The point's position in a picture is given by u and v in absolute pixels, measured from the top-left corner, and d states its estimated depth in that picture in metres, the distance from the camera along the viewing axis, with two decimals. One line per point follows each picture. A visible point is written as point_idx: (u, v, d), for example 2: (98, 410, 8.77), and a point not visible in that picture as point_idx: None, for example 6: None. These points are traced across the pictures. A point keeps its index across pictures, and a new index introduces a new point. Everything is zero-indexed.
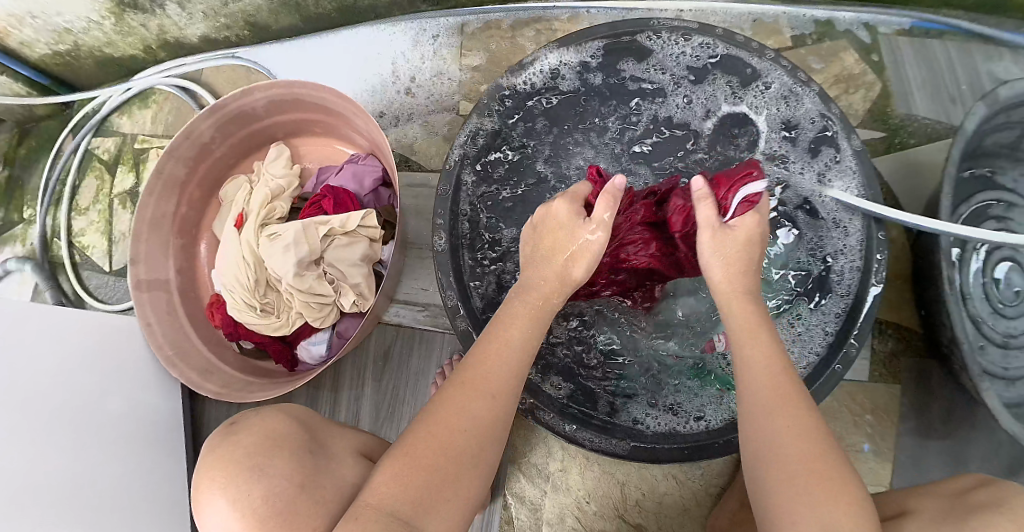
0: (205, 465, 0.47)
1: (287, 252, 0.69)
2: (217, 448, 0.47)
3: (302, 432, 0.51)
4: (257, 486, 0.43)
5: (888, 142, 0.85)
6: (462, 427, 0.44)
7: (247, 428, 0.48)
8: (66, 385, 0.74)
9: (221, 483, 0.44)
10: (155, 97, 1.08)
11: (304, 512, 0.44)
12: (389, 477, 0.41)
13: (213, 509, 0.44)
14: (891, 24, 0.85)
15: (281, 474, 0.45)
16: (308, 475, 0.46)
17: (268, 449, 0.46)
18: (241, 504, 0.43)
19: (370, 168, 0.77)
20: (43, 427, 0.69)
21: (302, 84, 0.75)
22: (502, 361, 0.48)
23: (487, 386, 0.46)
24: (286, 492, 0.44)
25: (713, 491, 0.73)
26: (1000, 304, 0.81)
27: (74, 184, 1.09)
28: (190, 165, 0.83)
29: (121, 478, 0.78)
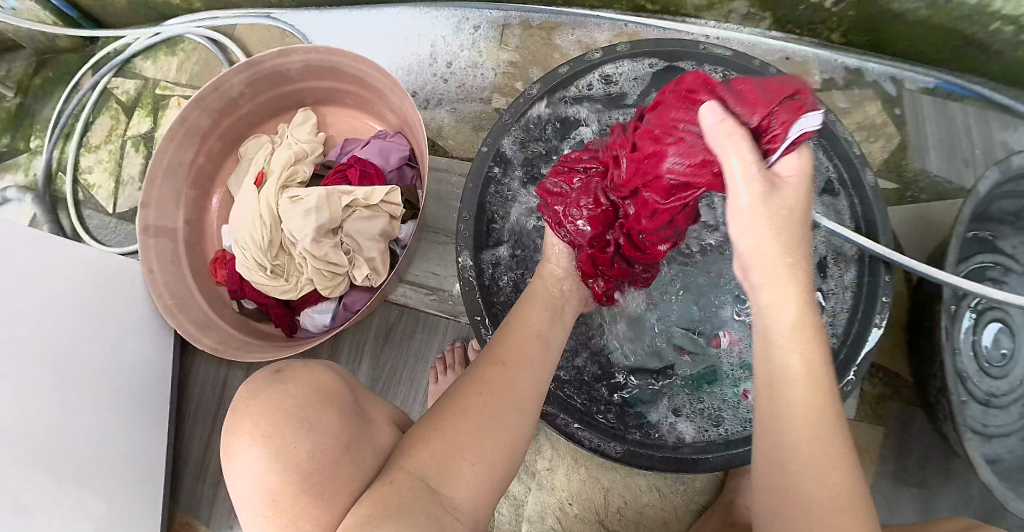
0: (239, 409, 0.42)
1: (307, 217, 0.69)
2: (257, 392, 0.43)
3: (347, 389, 0.48)
4: (304, 443, 0.40)
5: (900, 194, 0.87)
6: (478, 390, 0.46)
7: (295, 378, 0.44)
8: (59, 321, 0.72)
9: (263, 434, 0.40)
10: (183, 46, 1.06)
11: (344, 476, 0.41)
12: (417, 446, 0.42)
13: (245, 457, 0.40)
14: (917, 81, 0.87)
15: (329, 433, 0.41)
16: (351, 436, 0.43)
17: (318, 403, 0.42)
18: (281, 459, 0.39)
19: (398, 146, 0.77)
20: (31, 360, 0.68)
21: (342, 53, 0.75)
22: (516, 342, 0.52)
23: (498, 359, 0.50)
24: (331, 452, 0.41)
25: (694, 507, 0.74)
26: (987, 364, 0.83)
27: (88, 121, 1.07)
28: (214, 118, 0.82)
29: (100, 423, 0.77)
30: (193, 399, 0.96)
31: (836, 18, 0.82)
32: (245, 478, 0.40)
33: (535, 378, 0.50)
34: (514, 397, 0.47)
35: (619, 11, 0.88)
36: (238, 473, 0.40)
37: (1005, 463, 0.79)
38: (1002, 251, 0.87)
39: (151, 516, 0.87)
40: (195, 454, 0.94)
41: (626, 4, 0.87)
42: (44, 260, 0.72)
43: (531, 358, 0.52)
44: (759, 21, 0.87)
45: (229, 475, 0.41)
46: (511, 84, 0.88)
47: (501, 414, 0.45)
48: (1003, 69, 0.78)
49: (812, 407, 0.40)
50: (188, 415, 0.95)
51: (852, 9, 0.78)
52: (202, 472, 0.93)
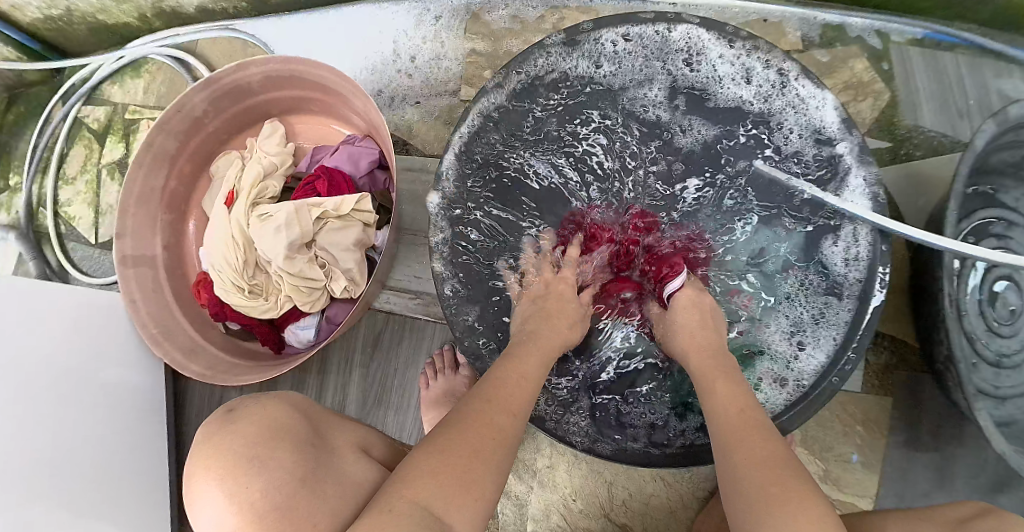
0: (197, 451, 0.41)
1: (278, 233, 0.67)
2: (213, 432, 0.42)
3: (303, 421, 0.47)
4: (258, 479, 0.39)
5: (894, 153, 0.84)
6: (490, 433, 0.46)
7: (249, 415, 0.43)
8: (48, 359, 0.72)
9: (220, 473, 0.39)
10: (148, 67, 1.05)
11: (305, 510, 0.40)
12: (422, 472, 0.41)
13: (204, 500, 0.39)
14: (903, 33, 0.83)
15: (282, 467, 0.41)
16: (308, 468, 0.43)
17: (270, 439, 0.42)
18: (238, 499, 0.38)
19: (367, 150, 0.75)
20: (25, 401, 0.67)
21: (299, 60, 0.73)
22: (512, 380, 0.53)
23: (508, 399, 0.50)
24: (285, 487, 0.40)
25: (700, 495, 0.72)
26: (995, 324, 0.80)
27: (62, 152, 1.06)
28: (181, 139, 0.81)
29: (102, 457, 0.77)
30: (192, 422, 0.95)
31: None
32: (210, 519, 0.39)
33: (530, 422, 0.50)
34: (511, 440, 0.47)
35: None
36: (201, 514, 0.39)
37: (1019, 425, 0.77)
38: (1006, 205, 0.84)
39: None
40: None
41: None
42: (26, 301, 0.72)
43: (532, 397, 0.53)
44: None
45: (193, 519, 0.40)
46: (480, 75, 0.86)
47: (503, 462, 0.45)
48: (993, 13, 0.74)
49: (741, 411, 0.49)
50: (189, 439, 0.95)
51: None
52: None
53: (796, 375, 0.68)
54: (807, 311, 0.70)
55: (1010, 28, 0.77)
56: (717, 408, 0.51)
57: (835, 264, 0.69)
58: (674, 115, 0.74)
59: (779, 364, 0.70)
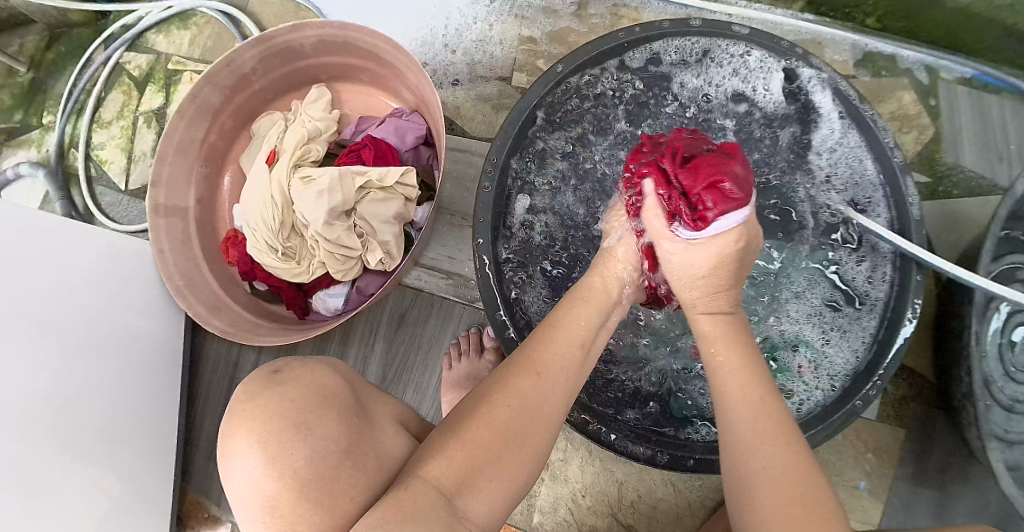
0: (236, 411, 0.41)
1: (319, 197, 0.67)
2: (257, 392, 0.41)
3: (349, 390, 0.46)
4: (304, 447, 0.38)
5: (931, 188, 0.83)
6: (507, 403, 0.44)
7: (295, 378, 0.42)
8: (73, 300, 0.72)
9: (261, 436, 0.39)
10: (196, 20, 1.04)
11: (346, 480, 0.40)
12: (438, 451, 0.40)
13: (244, 458, 0.39)
14: (952, 71, 0.84)
15: (327, 437, 0.40)
16: (352, 439, 0.42)
17: (316, 406, 0.41)
18: (279, 465, 0.38)
19: (414, 125, 0.75)
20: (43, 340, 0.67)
21: (356, 27, 0.73)
22: (546, 348, 0.49)
23: (534, 365, 0.47)
24: (331, 457, 0.39)
25: (709, 504, 0.72)
26: (1012, 369, 0.78)
27: (100, 96, 1.05)
28: (226, 94, 0.80)
29: (112, 403, 0.77)
30: (204, 379, 0.95)
31: None
32: (247, 479, 0.39)
33: (562, 391, 0.48)
34: (544, 415, 0.45)
35: None
36: (239, 473, 0.39)
37: None
38: None
39: (162, 494, 0.87)
40: (207, 433, 0.94)
41: None
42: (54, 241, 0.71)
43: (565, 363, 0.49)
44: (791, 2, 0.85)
45: (228, 475, 0.40)
46: (532, 63, 0.85)
47: (528, 434, 0.43)
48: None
49: (755, 398, 0.46)
50: (200, 395, 0.95)
51: None
52: (213, 453, 0.93)
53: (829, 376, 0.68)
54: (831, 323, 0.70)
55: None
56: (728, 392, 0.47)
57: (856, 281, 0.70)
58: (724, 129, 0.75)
59: (815, 353, 0.70)
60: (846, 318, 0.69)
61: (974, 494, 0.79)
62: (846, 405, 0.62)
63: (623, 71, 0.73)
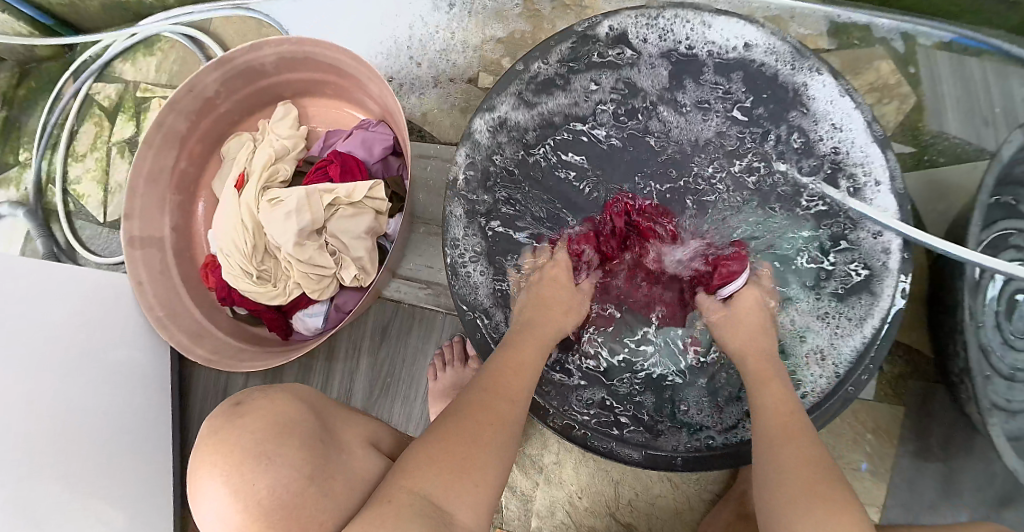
0: (199, 442, 0.39)
1: (287, 218, 0.66)
2: (217, 426, 0.39)
3: (314, 416, 0.45)
4: (265, 478, 0.37)
5: (916, 158, 0.82)
6: (490, 422, 0.44)
7: (254, 410, 0.41)
8: (61, 338, 0.71)
9: (223, 471, 0.37)
10: (161, 45, 1.03)
11: (313, 508, 0.39)
12: (421, 463, 0.40)
13: (208, 493, 0.37)
14: (930, 36, 0.80)
15: (290, 465, 0.39)
16: (315, 466, 0.41)
17: (277, 436, 0.39)
18: (242, 498, 0.37)
19: (381, 136, 0.74)
20: (31, 382, 0.66)
21: (314, 42, 0.71)
22: (514, 371, 0.51)
23: (510, 389, 0.49)
24: (294, 485, 0.38)
25: (707, 496, 0.71)
26: (1011, 337, 0.77)
27: (72, 129, 1.05)
28: (191, 120, 0.79)
29: (110, 438, 0.77)
30: (197, 405, 0.95)
31: None
32: (213, 514, 0.37)
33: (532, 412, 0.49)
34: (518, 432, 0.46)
35: None
36: (205, 506, 0.37)
37: None
38: None
39: (165, 524, 0.87)
40: None
41: None
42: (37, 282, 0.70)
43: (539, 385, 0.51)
44: None
45: (197, 511, 0.38)
46: (498, 63, 0.84)
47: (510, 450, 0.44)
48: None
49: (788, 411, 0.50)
50: (194, 421, 0.95)
51: None
52: None
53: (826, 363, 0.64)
54: (823, 300, 0.67)
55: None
56: (764, 406, 0.51)
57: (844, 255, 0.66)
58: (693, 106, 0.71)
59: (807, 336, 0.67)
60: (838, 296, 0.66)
61: (977, 468, 0.77)
62: (838, 391, 0.61)
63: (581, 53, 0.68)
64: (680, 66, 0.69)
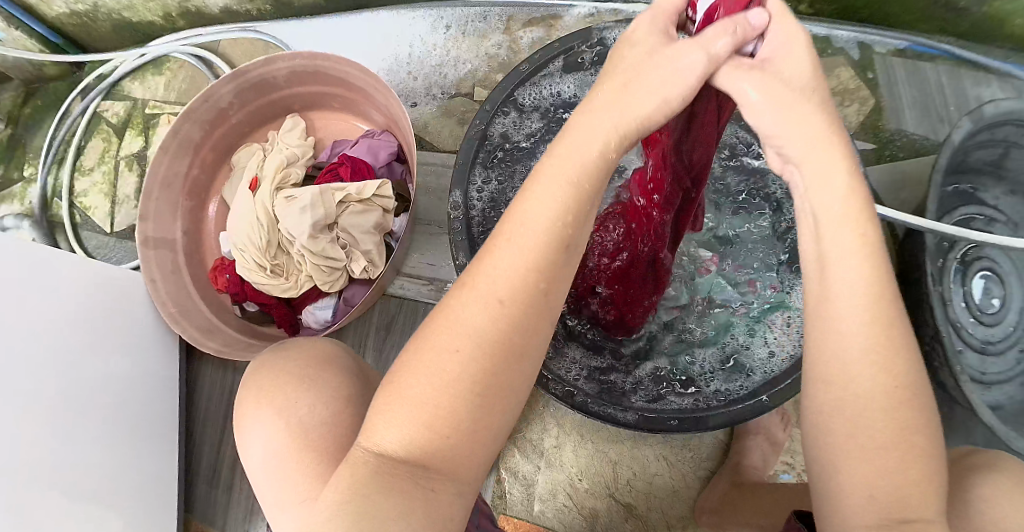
0: (250, 378, 0.45)
1: (302, 214, 0.70)
2: (264, 362, 0.46)
3: (349, 361, 0.49)
4: (306, 396, 0.42)
5: (879, 153, 0.91)
6: (456, 347, 0.33)
7: (298, 348, 0.47)
8: (73, 330, 0.73)
9: (268, 394, 0.43)
10: (169, 65, 1.08)
11: (340, 434, 0.41)
12: (389, 408, 0.34)
13: (257, 416, 0.42)
14: (886, 44, 0.87)
15: (325, 392, 0.43)
16: (352, 391, 0.45)
17: (316, 368, 0.45)
18: (283, 417, 0.41)
19: (386, 143, 0.79)
20: (42, 375, 0.68)
21: (326, 56, 0.77)
22: (503, 260, 0.33)
23: (492, 287, 0.33)
24: (327, 411, 0.42)
25: (702, 473, 0.75)
26: (979, 311, 0.83)
27: (80, 144, 1.08)
28: (205, 129, 0.84)
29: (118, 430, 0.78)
30: (201, 408, 0.96)
31: None
32: (260, 437, 0.42)
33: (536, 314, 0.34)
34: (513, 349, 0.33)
35: None
36: (254, 433, 0.42)
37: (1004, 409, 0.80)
38: (985, 203, 0.88)
39: (168, 525, 0.87)
40: (207, 461, 0.94)
41: None
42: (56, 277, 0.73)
43: (546, 279, 0.34)
44: None
45: (245, 440, 0.43)
46: (492, 77, 0.91)
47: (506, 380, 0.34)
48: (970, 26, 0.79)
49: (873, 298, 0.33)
50: (197, 424, 0.96)
51: None
52: (215, 480, 0.93)
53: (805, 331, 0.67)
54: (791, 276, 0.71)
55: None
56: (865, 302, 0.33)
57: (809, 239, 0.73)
58: None
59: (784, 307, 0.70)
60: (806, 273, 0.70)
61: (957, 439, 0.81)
62: None
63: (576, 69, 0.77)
64: None
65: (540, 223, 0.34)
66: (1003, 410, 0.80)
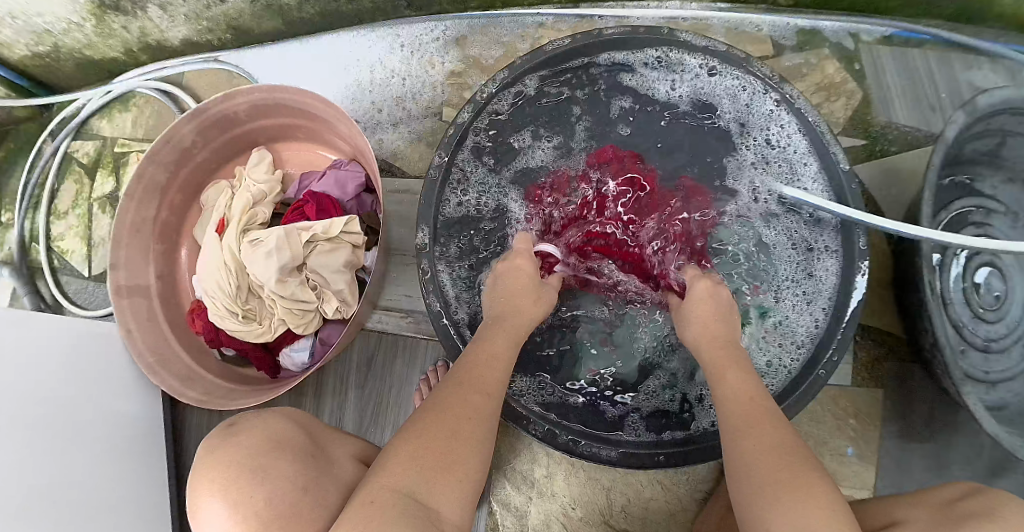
0: (202, 466, 0.47)
1: (269, 258, 0.68)
2: (216, 444, 0.48)
3: (302, 435, 0.53)
4: (259, 488, 0.44)
5: (869, 150, 0.83)
6: (466, 409, 0.47)
7: (246, 428, 0.50)
8: (56, 384, 0.71)
9: (218, 485, 0.45)
10: (136, 101, 1.06)
11: (306, 515, 0.45)
12: (399, 457, 0.42)
13: (210, 508, 0.44)
14: (873, 32, 0.82)
15: (283, 477, 0.46)
16: (310, 478, 0.47)
17: (270, 451, 0.48)
18: (239, 509, 0.44)
19: (353, 174, 0.76)
20: (25, 434, 0.65)
21: (284, 89, 0.75)
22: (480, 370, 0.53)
23: (490, 373, 0.53)
24: (287, 496, 0.45)
25: (698, 495, 0.73)
26: (980, 309, 0.78)
27: (52, 187, 1.06)
28: (171, 170, 0.82)
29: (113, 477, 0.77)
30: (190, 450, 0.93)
31: None
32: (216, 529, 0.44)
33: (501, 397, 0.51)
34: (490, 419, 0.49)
35: (560, 6, 0.87)
36: (208, 525, 0.45)
37: (1010, 408, 0.75)
38: (983, 194, 0.83)
39: None
40: None
41: None
42: (33, 334, 0.70)
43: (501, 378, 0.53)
44: None
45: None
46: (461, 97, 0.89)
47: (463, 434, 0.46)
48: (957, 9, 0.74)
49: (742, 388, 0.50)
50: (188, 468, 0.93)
51: None
52: None
53: (803, 341, 0.67)
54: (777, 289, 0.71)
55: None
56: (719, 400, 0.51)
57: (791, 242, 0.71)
58: (654, 112, 0.76)
59: (770, 319, 0.70)
60: (794, 285, 0.69)
61: (962, 441, 0.75)
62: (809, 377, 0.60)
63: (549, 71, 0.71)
64: (639, 72, 0.73)
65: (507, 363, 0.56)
66: (1009, 409, 0.75)
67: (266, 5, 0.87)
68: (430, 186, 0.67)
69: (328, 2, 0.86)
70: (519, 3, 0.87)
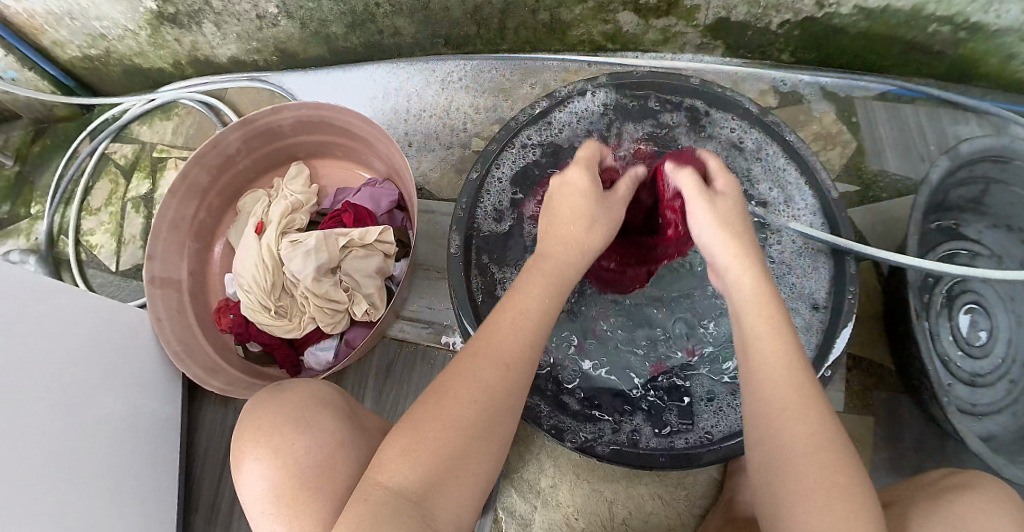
0: (245, 428, 0.53)
1: (307, 258, 0.73)
2: (265, 403, 0.54)
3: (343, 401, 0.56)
4: (302, 440, 0.49)
5: (862, 195, 0.90)
6: (469, 398, 0.43)
7: (292, 389, 0.55)
8: (88, 369, 0.73)
9: (263, 443, 0.50)
10: (177, 111, 1.12)
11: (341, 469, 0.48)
12: (396, 452, 0.41)
13: (255, 464, 0.50)
14: (867, 90, 0.91)
15: (324, 432, 0.50)
16: (345, 435, 0.51)
17: (314, 410, 0.52)
18: (283, 457, 0.49)
19: (387, 192, 0.82)
20: (51, 409, 0.67)
21: (330, 107, 0.81)
22: (499, 340, 0.46)
23: (499, 353, 0.45)
24: (326, 447, 0.49)
25: (697, 511, 0.76)
26: (967, 344, 0.83)
27: (87, 185, 1.11)
28: (213, 174, 0.87)
29: (122, 462, 0.77)
30: (202, 446, 0.94)
31: (783, 38, 0.86)
32: (257, 479, 0.49)
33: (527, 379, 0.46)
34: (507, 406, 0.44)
35: (583, 53, 0.95)
36: (251, 476, 0.50)
37: (998, 437, 0.79)
38: (969, 237, 0.89)
39: None
40: (205, 499, 0.92)
41: (588, 47, 0.93)
42: (70, 313, 0.73)
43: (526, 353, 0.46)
44: (713, 49, 0.92)
45: (243, 485, 0.50)
46: (488, 128, 0.95)
47: (496, 429, 0.44)
48: (947, 66, 0.83)
49: (813, 393, 0.43)
50: (197, 461, 0.94)
51: (796, 29, 0.83)
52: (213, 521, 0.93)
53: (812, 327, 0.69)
54: (776, 308, 0.73)
55: (964, 80, 0.85)
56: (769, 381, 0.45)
57: (791, 265, 0.73)
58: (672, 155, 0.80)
59: None
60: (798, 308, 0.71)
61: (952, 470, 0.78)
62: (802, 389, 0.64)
63: (578, 116, 0.79)
64: (655, 122, 0.80)
65: (532, 284, 0.50)
66: (996, 439, 0.79)
67: (314, 32, 0.95)
68: (466, 191, 0.73)
69: (372, 34, 0.94)
70: (547, 47, 0.95)
